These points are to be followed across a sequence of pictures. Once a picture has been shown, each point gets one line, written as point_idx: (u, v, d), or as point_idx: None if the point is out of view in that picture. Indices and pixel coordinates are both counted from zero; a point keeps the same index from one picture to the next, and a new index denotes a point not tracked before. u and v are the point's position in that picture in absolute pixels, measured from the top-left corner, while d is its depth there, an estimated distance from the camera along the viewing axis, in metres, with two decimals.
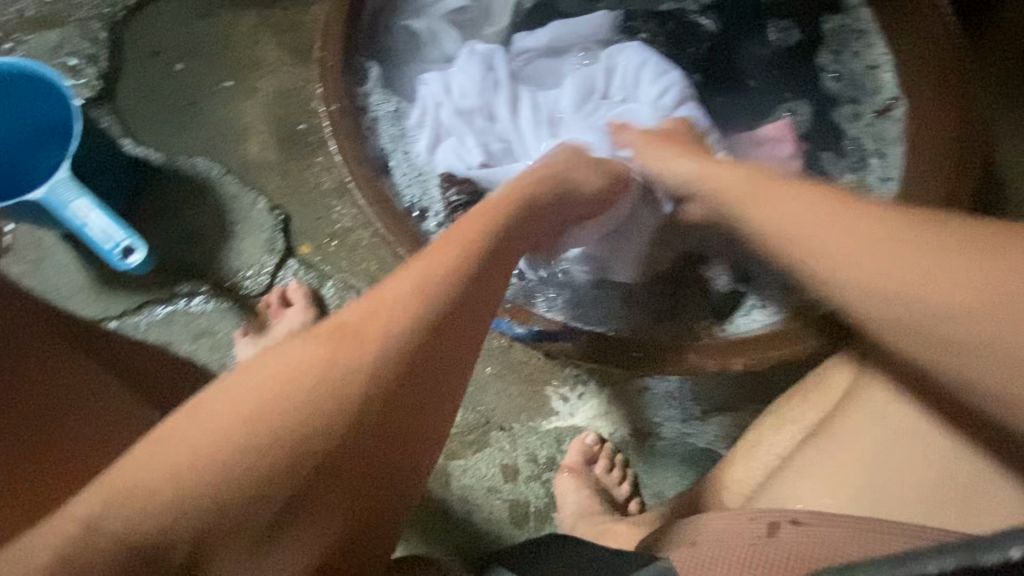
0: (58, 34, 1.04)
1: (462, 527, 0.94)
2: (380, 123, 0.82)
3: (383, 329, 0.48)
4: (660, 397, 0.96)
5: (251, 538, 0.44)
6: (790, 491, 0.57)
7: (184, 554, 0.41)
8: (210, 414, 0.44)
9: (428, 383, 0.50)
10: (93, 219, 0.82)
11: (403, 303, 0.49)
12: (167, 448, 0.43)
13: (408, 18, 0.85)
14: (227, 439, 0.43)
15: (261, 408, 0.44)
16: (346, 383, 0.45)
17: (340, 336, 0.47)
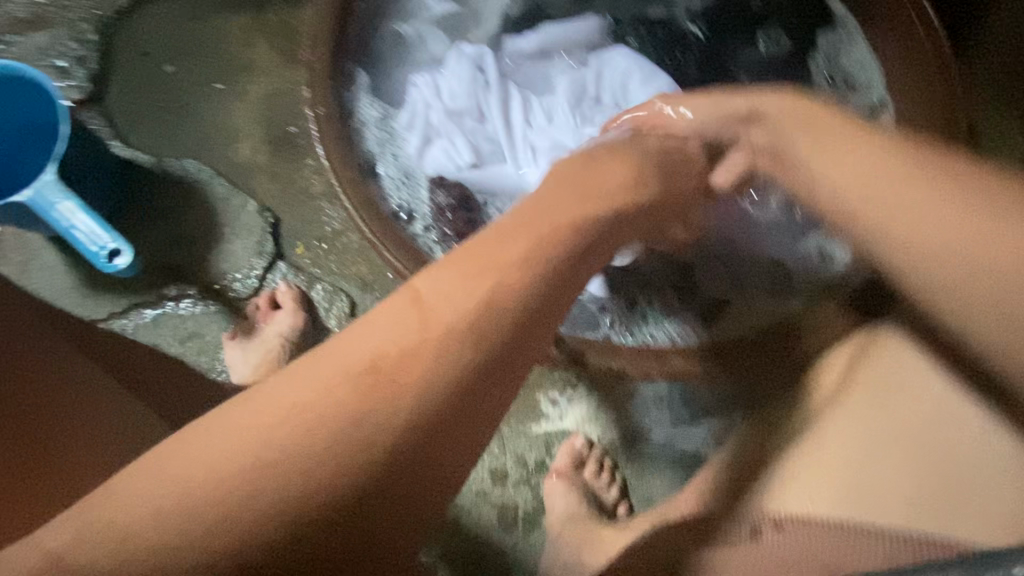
0: (47, 36, 1.04)
1: (450, 531, 0.93)
2: (368, 127, 0.80)
3: (427, 355, 0.43)
4: (649, 401, 0.96)
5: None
6: (773, 493, 0.57)
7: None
8: (243, 439, 0.41)
9: (471, 424, 0.44)
10: (79, 222, 0.81)
11: (451, 322, 0.44)
12: (188, 468, 0.40)
13: (397, 22, 0.83)
14: (249, 466, 0.40)
15: (290, 439, 0.40)
16: (380, 416, 0.41)
17: (381, 361, 0.42)
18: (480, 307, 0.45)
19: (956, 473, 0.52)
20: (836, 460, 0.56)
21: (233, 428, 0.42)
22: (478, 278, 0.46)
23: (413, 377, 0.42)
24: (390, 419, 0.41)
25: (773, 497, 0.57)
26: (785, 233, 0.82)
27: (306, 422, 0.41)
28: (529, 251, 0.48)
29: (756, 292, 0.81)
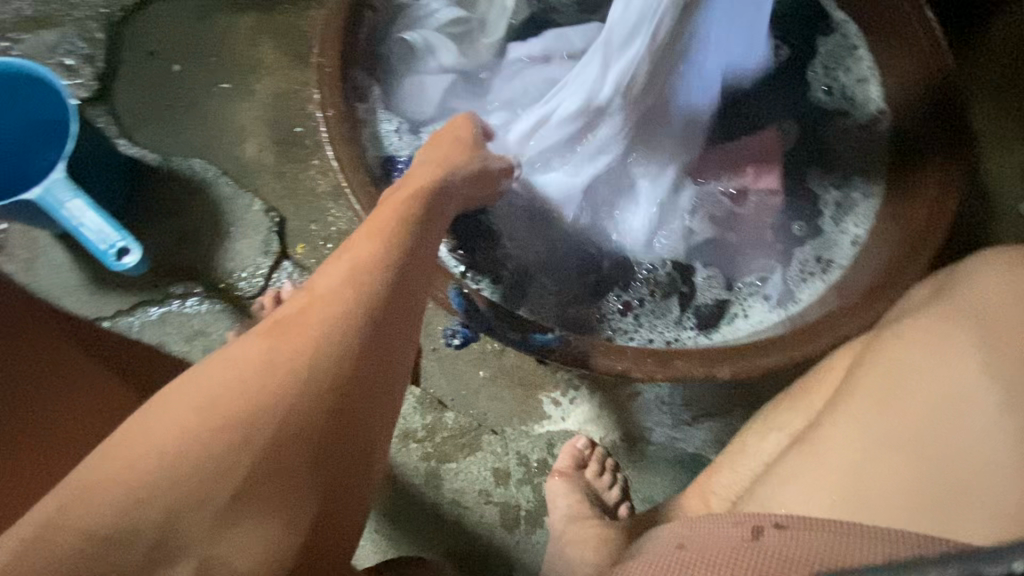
0: (55, 34, 1.04)
1: (453, 530, 0.94)
2: (385, 139, 0.84)
3: (324, 311, 0.49)
4: (650, 402, 0.98)
5: (208, 521, 0.41)
6: (775, 495, 0.57)
7: (151, 539, 0.39)
8: (160, 414, 0.43)
9: (384, 359, 0.51)
10: (88, 219, 0.82)
11: (338, 289, 0.51)
12: (123, 447, 0.41)
13: (405, 33, 0.85)
14: (187, 423, 0.42)
15: (211, 394, 0.43)
16: (295, 358, 0.46)
17: (281, 328, 0.48)
18: (368, 272, 0.52)
19: (958, 462, 0.51)
20: (840, 456, 0.55)
21: (139, 425, 0.42)
22: (357, 254, 0.54)
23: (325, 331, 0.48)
24: (298, 364, 0.45)
25: (775, 498, 0.57)
26: (784, 240, 0.82)
27: (222, 383, 0.44)
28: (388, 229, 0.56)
29: (755, 300, 0.81)
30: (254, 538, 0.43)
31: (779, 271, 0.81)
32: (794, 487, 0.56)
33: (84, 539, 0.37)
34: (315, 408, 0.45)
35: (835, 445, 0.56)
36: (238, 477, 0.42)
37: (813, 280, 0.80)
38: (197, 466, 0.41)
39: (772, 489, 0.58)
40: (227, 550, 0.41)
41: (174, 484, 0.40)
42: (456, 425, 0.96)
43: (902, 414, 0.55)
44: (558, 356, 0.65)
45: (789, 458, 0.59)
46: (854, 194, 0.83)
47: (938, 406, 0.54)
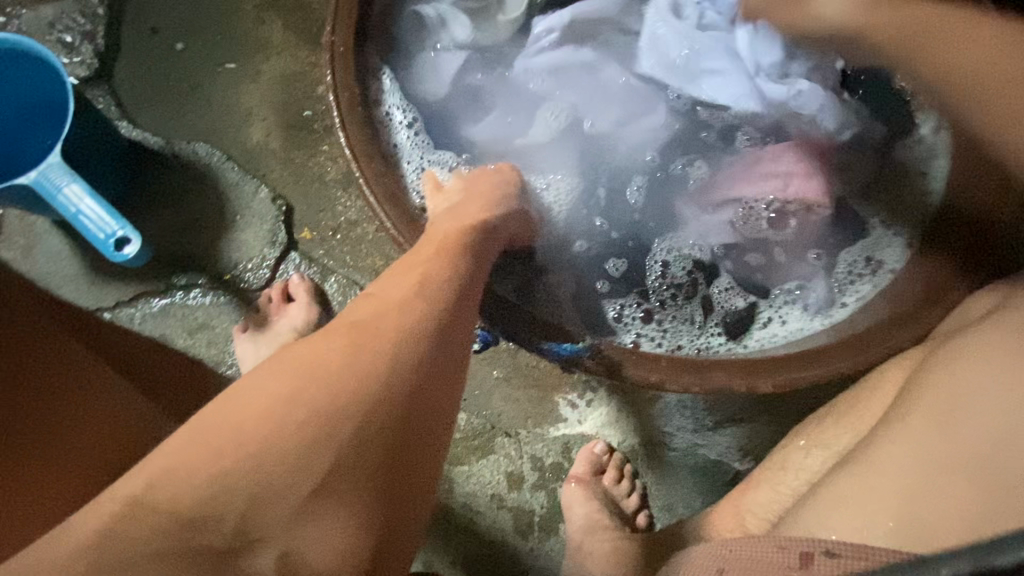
0: (53, 9, 0.99)
1: (466, 535, 0.91)
2: (393, 116, 0.75)
3: (396, 320, 0.51)
4: (672, 406, 0.93)
5: (285, 514, 0.43)
6: (823, 517, 0.53)
7: (232, 526, 0.41)
8: (244, 400, 0.46)
9: (443, 372, 0.51)
10: (85, 207, 0.77)
11: (402, 302, 0.52)
12: (209, 429, 0.44)
13: (420, 4, 0.78)
14: (276, 409, 0.45)
15: (296, 387, 0.46)
16: (372, 361, 0.48)
17: (357, 331, 0.50)
18: (434, 287, 0.54)
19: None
20: (892, 476, 0.51)
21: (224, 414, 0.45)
22: (423, 269, 0.56)
23: (398, 349, 0.49)
24: (371, 367, 0.47)
25: (823, 521, 0.52)
26: (824, 243, 0.76)
27: (298, 376, 0.47)
28: (442, 248, 0.58)
29: (790, 309, 0.75)
30: (325, 541, 0.43)
31: (823, 274, 0.75)
32: (848, 512, 0.51)
33: (168, 519, 0.40)
34: (382, 414, 0.46)
35: (889, 464, 0.52)
36: (313, 471, 0.43)
37: (862, 281, 0.74)
38: (276, 460, 0.43)
39: (819, 512, 0.53)
40: (301, 543, 0.43)
41: (256, 472, 0.42)
42: (468, 427, 0.92)
43: (967, 434, 0.50)
44: (600, 361, 0.61)
45: (840, 478, 0.55)
46: (910, 197, 0.76)
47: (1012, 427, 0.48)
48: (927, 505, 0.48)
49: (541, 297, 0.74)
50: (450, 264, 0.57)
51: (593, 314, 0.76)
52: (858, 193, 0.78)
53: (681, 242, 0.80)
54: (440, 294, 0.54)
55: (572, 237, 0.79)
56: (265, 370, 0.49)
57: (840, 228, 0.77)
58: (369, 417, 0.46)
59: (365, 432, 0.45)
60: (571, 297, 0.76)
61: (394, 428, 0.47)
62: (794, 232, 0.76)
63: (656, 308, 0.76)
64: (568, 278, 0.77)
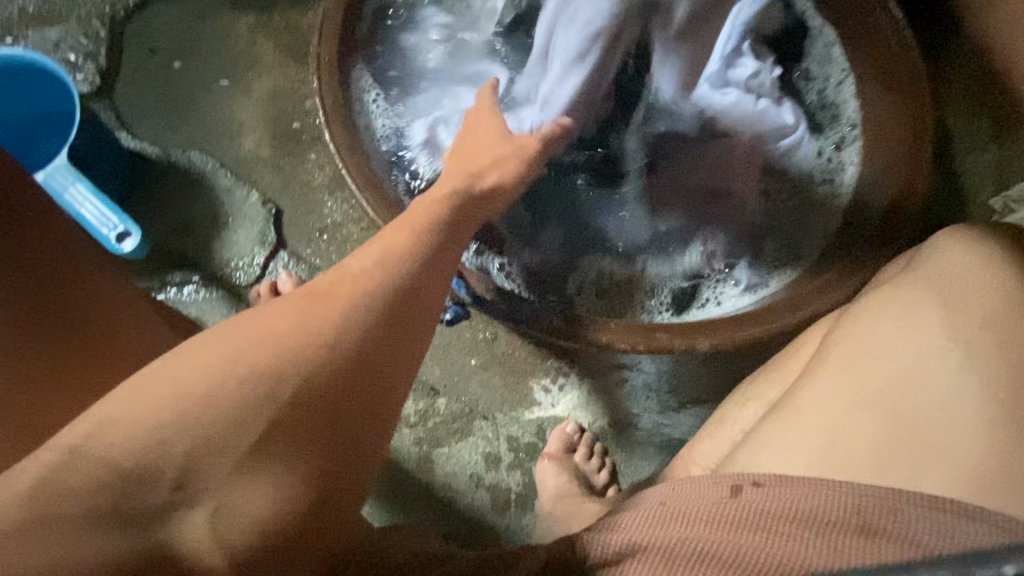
0: (58, 30, 1.06)
1: (446, 512, 0.96)
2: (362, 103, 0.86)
3: (354, 285, 0.53)
4: (638, 389, 1.00)
5: (228, 468, 0.41)
6: (754, 457, 0.60)
7: (171, 479, 0.40)
8: (195, 359, 0.45)
9: (404, 329, 0.53)
10: (89, 205, 0.84)
11: (366, 272, 0.54)
12: (159, 382, 0.43)
13: (403, 29, 0.90)
14: (222, 365, 0.44)
15: (247, 342, 0.46)
16: (323, 325, 0.48)
17: (314, 294, 0.51)
18: (394, 257, 0.56)
19: (934, 437, 0.54)
20: (815, 421, 0.58)
21: (179, 365, 0.44)
22: (390, 245, 0.57)
23: (357, 313, 0.50)
24: (326, 328, 0.48)
25: (754, 460, 0.59)
26: (750, 232, 0.84)
27: (257, 334, 0.47)
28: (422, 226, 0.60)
29: (726, 287, 0.83)
30: (261, 498, 0.41)
31: (750, 259, 0.84)
32: (777, 453, 0.58)
33: (126, 455, 0.39)
34: (343, 368, 0.47)
35: (808, 408, 0.59)
36: (261, 424, 0.43)
37: (784, 268, 0.82)
38: (221, 412, 0.42)
39: (754, 454, 0.60)
40: (238, 499, 0.41)
41: (207, 422, 0.41)
42: (448, 410, 0.98)
43: (874, 377, 0.58)
44: (539, 329, 0.71)
45: (767, 423, 0.62)
46: (821, 192, 0.84)
47: (912, 374, 0.57)
48: (848, 452, 0.55)
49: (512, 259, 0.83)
50: (413, 239, 0.59)
51: (543, 291, 0.83)
52: (808, 145, 0.85)
53: (624, 230, 0.86)
54: (404, 269, 0.55)
55: (537, 223, 0.84)
56: (213, 333, 0.47)
57: (766, 218, 0.85)
58: (332, 374, 0.46)
59: (330, 391, 0.46)
60: (525, 280, 0.83)
61: (353, 382, 0.47)
62: (719, 224, 0.85)
63: (605, 286, 0.85)
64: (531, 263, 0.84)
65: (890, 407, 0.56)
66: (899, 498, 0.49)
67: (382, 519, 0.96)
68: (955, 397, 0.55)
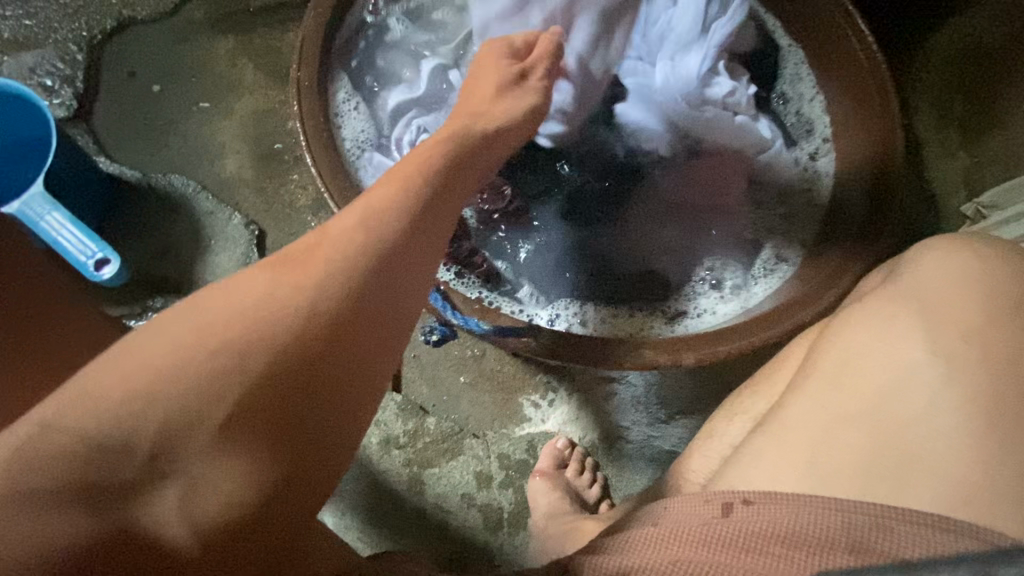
0: (34, 55, 1.05)
1: (438, 535, 0.95)
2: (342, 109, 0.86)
3: (331, 255, 0.48)
4: (627, 401, 1.00)
5: (203, 439, 0.41)
6: (743, 474, 0.60)
7: (147, 452, 0.40)
8: (164, 330, 0.43)
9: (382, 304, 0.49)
10: (66, 232, 0.83)
11: (349, 231, 0.49)
12: (131, 355, 0.42)
13: (378, 44, 0.90)
14: (193, 340, 0.43)
15: (220, 314, 0.44)
16: (297, 293, 0.46)
17: (289, 258, 0.48)
18: (378, 220, 0.51)
19: (921, 451, 0.54)
20: (802, 434, 0.59)
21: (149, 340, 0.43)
22: (370, 201, 0.52)
23: (330, 278, 0.47)
24: (298, 303, 0.45)
25: (744, 477, 0.59)
26: (737, 238, 0.86)
27: (229, 315, 0.44)
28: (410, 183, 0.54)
29: (709, 295, 0.84)
30: (233, 476, 0.42)
31: (738, 266, 0.85)
32: (763, 468, 0.59)
33: (96, 431, 0.39)
34: (311, 343, 0.45)
35: (793, 425, 0.60)
36: (225, 402, 0.42)
37: (772, 275, 0.83)
38: (193, 390, 0.41)
39: (742, 468, 0.60)
40: (213, 470, 0.41)
41: (183, 397, 0.41)
42: (438, 430, 0.97)
43: (858, 393, 0.59)
44: (529, 346, 0.71)
45: (755, 438, 0.62)
46: (802, 200, 0.86)
47: (896, 389, 0.58)
48: (830, 463, 0.56)
49: (499, 277, 0.84)
50: (398, 195, 0.53)
51: (534, 305, 0.84)
52: (784, 158, 0.87)
53: (614, 238, 0.86)
54: (389, 233, 0.50)
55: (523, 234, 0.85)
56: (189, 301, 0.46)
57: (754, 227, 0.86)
58: (305, 356, 0.44)
59: (303, 372, 0.44)
60: (519, 298, 0.84)
61: (319, 359, 0.45)
62: (709, 234, 0.86)
63: (596, 292, 0.84)
64: (520, 279, 0.85)
65: (875, 421, 0.57)
66: (888, 513, 0.49)
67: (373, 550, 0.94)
68: (935, 414, 0.56)
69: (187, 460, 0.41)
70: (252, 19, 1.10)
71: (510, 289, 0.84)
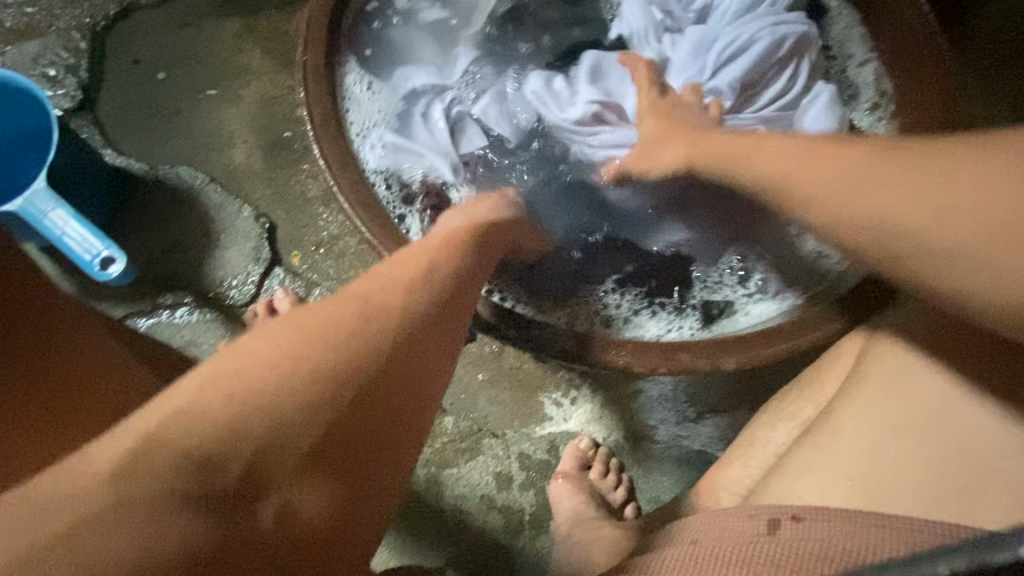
0: (37, 45, 1.02)
1: (458, 536, 0.92)
2: (355, 91, 0.80)
3: (391, 291, 0.49)
4: (654, 400, 0.95)
5: (292, 465, 0.40)
6: (789, 488, 0.56)
7: (241, 472, 0.38)
8: (239, 357, 0.43)
9: (441, 339, 0.52)
10: (70, 229, 0.80)
11: (409, 274, 0.52)
12: (216, 381, 0.40)
13: (396, 24, 0.85)
14: (278, 368, 0.42)
15: (294, 347, 0.43)
16: (372, 331, 0.46)
17: (357, 296, 0.48)
18: (432, 261, 0.54)
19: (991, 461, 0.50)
20: (858, 444, 0.54)
21: (226, 373, 0.41)
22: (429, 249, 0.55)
23: (406, 318, 0.49)
24: (372, 336, 0.46)
25: (788, 491, 0.55)
26: (759, 251, 0.79)
27: (300, 340, 0.44)
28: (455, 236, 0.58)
29: (733, 291, 0.79)
30: (322, 498, 0.42)
31: (755, 275, 0.79)
32: (813, 478, 0.55)
33: (193, 447, 0.37)
34: (384, 377, 0.46)
35: (851, 437, 0.55)
36: (318, 429, 0.41)
37: (762, 303, 0.77)
38: (267, 413, 0.40)
39: (787, 482, 0.56)
40: (301, 498, 0.40)
41: (267, 420, 0.39)
42: (454, 430, 0.94)
43: (911, 400, 0.55)
44: (556, 353, 0.66)
45: (799, 451, 0.58)
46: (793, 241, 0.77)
47: (956, 396, 0.54)
48: (903, 473, 0.52)
49: (521, 277, 0.78)
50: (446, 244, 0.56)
51: (557, 305, 0.78)
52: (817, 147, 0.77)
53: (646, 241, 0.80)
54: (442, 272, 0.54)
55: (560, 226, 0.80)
56: (258, 334, 0.46)
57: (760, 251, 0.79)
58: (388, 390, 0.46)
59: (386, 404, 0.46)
60: (541, 301, 0.77)
61: (392, 390, 0.46)
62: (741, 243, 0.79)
63: (643, 295, 0.79)
64: (557, 277, 0.79)
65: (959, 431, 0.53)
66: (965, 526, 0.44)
67: (389, 556, 0.92)
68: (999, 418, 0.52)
69: (279, 492, 0.39)
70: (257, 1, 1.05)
71: (535, 290, 0.78)
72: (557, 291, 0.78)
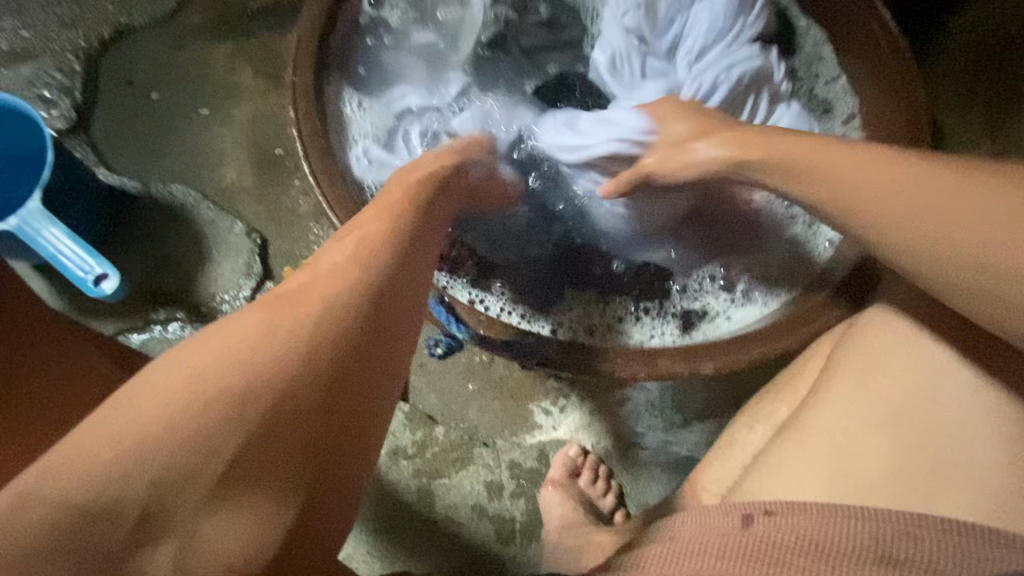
0: (33, 67, 1.04)
1: (450, 546, 0.93)
2: (346, 110, 0.83)
3: (321, 291, 0.49)
4: (642, 406, 0.97)
5: (196, 497, 0.40)
6: (761, 483, 0.58)
7: (133, 514, 0.38)
8: (154, 380, 0.43)
9: (379, 336, 0.51)
10: (65, 247, 0.82)
11: (339, 270, 0.51)
12: (119, 415, 0.41)
13: (385, 44, 0.88)
14: (189, 389, 0.42)
15: (211, 362, 0.44)
16: (289, 339, 0.46)
17: (284, 300, 0.49)
18: (367, 251, 0.53)
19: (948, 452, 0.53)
20: (820, 440, 0.56)
21: (135, 399, 0.42)
22: (360, 235, 0.54)
23: (328, 321, 0.48)
24: (295, 341, 0.46)
25: (761, 484, 0.57)
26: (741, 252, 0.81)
27: (222, 358, 0.44)
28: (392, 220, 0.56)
29: (711, 297, 0.81)
30: (233, 525, 0.41)
31: (738, 278, 0.81)
32: (782, 477, 0.56)
33: (80, 498, 0.37)
34: (308, 384, 0.45)
35: (818, 435, 0.57)
36: (229, 446, 0.41)
37: (749, 305, 0.79)
38: (180, 436, 0.40)
39: (755, 479, 0.58)
40: (208, 528, 0.41)
41: (170, 447, 0.40)
42: (445, 440, 0.95)
43: (878, 396, 0.56)
44: (540, 361, 0.69)
45: (772, 449, 0.59)
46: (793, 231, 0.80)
47: (920, 388, 0.55)
48: (856, 466, 0.54)
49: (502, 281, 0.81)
50: (389, 225, 0.56)
51: (537, 311, 0.80)
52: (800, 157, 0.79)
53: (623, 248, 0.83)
54: (379, 262, 0.53)
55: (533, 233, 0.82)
56: (189, 347, 0.46)
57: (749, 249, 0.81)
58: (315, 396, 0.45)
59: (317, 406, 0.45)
60: (527, 305, 0.80)
61: (319, 391, 0.46)
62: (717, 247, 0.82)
63: (620, 303, 0.82)
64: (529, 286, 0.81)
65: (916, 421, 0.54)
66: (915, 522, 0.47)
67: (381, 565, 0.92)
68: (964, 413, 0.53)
69: (184, 524, 0.40)
70: (248, 22, 1.07)
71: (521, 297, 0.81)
72: (543, 297, 0.81)
